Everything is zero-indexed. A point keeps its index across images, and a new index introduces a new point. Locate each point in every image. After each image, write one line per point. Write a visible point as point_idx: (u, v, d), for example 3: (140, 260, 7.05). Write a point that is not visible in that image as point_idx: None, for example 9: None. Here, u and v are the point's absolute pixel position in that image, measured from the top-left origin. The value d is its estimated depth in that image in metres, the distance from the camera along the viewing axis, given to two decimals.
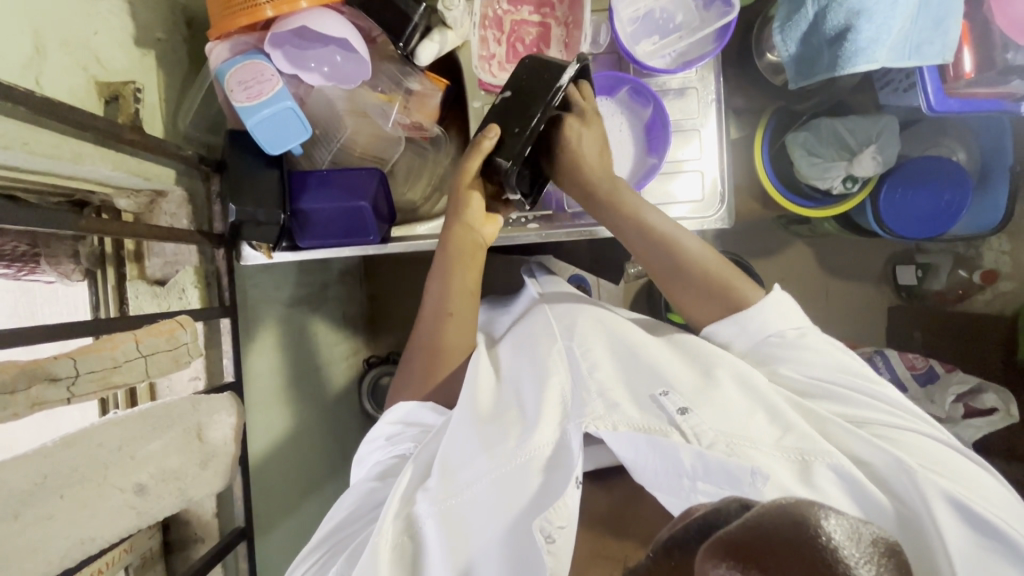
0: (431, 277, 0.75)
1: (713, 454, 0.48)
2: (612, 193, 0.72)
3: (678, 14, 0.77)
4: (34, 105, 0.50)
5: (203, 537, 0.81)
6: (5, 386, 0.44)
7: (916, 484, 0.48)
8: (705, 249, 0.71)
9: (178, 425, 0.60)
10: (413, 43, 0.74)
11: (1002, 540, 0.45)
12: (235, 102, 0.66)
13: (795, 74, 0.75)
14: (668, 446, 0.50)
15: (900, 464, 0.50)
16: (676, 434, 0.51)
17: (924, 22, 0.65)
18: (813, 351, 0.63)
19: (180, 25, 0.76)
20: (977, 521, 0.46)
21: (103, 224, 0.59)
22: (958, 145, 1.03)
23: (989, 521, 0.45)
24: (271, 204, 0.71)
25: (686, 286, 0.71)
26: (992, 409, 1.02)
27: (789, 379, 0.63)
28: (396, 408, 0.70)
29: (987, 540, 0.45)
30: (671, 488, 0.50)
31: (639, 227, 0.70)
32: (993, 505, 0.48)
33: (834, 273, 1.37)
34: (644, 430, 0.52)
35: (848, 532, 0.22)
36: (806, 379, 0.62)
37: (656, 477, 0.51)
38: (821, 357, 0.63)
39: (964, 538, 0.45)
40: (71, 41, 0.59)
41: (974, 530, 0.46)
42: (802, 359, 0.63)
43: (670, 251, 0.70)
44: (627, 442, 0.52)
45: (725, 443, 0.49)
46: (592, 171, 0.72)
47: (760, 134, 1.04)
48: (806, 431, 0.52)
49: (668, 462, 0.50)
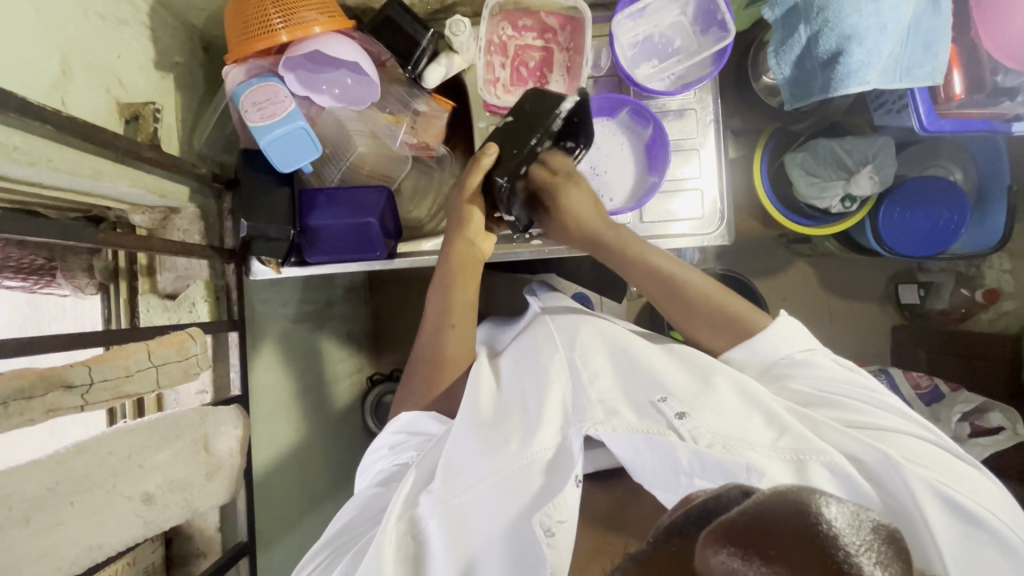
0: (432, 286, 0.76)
1: (711, 451, 0.49)
2: (616, 238, 0.73)
3: (677, 39, 0.80)
4: (59, 123, 0.52)
5: (205, 551, 0.82)
6: (23, 391, 0.45)
7: (904, 477, 0.49)
8: (707, 280, 0.73)
9: (185, 435, 0.61)
10: (421, 66, 0.78)
11: (990, 531, 0.47)
12: (250, 122, 0.69)
13: (789, 95, 0.78)
14: (665, 444, 0.51)
15: (887, 460, 0.50)
16: (673, 434, 0.52)
17: (913, 47, 0.68)
18: (814, 367, 0.64)
19: (197, 50, 0.79)
20: (966, 513, 0.47)
21: (120, 238, 0.61)
22: (955, 166, 1.05)
23: (975, 513, 0.47)
24: (281, 220, 0.73)
25: (696, 316, 0.72)
26: (999, 428, 1.02)
27: (792, 391, 0.64)
28: (397, 419, 0.71)
29: (975, 530, 0.47)
30: (668, 485, 0.51)
31: (645, 267, 0.72)
32: (982, 497, 0.49)
33: (835, 292, 1.38)
34: (643, 430, 0.53)
35: (849, 520, 0.22)
36: (813, 392, 0.63)
37: (654, 475, 0.52)
38: (824, 370, 0.64)
39: (953, 532, 0.47)
40: (96, 64, 0.61)
41: (961, 521, 0.47)
42: (804, 373, 0.64)
43: (674, 289, 0.72)
44: (624, 442, 0.53)
45: (721, 443, 0.50)
46: (594, 224, 0.73)
47: (759, 155, 1.06)
48: (801, 431, 0.53)
49: (665, 459, 0.51)
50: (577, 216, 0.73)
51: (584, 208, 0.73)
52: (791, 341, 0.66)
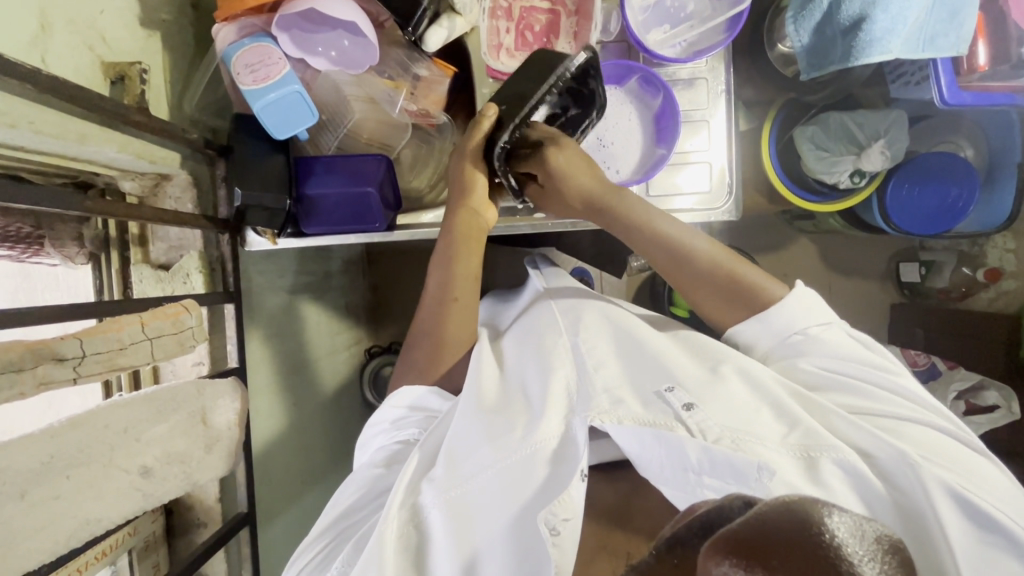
0: (432, 266, 0.75)
1: (720, 449, 0.49)
2: (621, 204, 0.71)
3: (689, 3, 0.76)
4: (41, 82, 0.49)
5: (206, 521, 0.80)
6: (13, 364, 0.43)
7: (920, 479, 0.49)
8: (719, 250, 0.71)
9: (183, 409, 0.59)
10: (422, 29, 0.72)
11: (1003, 533, 0.47)
12: (241, 85, 0.65)
13: (806, 65, 0.75)
14: (673, 440, 0.51)
15: (904, 458, 0.51)
16: (681, 429, 0.52)
17: (940, 12, 0.65)
18: (825, 344, 0.64)
19: (186, 7, 0.74)
20: (980, 515, 0.47)
21: (108, 206, 0.58)
22: (966, 141, 1.03)
23: (992, 517, 0.47)
24: (277, 189, 0.71)
25: (707, 288, 0.70)
26: (993, 407, 1.02)
27: (801, 372, 0.63)
28: (403, 393, 0.70)
29: (989, 534, 0.47)
30: (676, 482, 0.51)
31: (655, 237, 0.71)
32: (997, 498, 0.49)
33: (837, 269, 1.37)
34: (650, 424, 0.53)
35: (851, 529, 0.22)
36: (818, 372, 0.63)
37: (661, 471, 0.52)
38: (834, 346, 0.64)
39: (964, 533, 0.47)
40: (77, 21, 0.58)
41: (976, 524, 0.47)
42: (812, 352, 0.64)
43: (684, 257, 0.71)
44: (632, 437, 0.54)
45: (730, 438, 0.51)
46: (594, 189, 0.72)
47: (768, 125, 1.03)
48: (811, 426, 0.54)
49: (674, 456, 0.51)
50: (573, 180, 0.71)
51: (576, 165, 0.71)
52: (802, 316, 0.65)
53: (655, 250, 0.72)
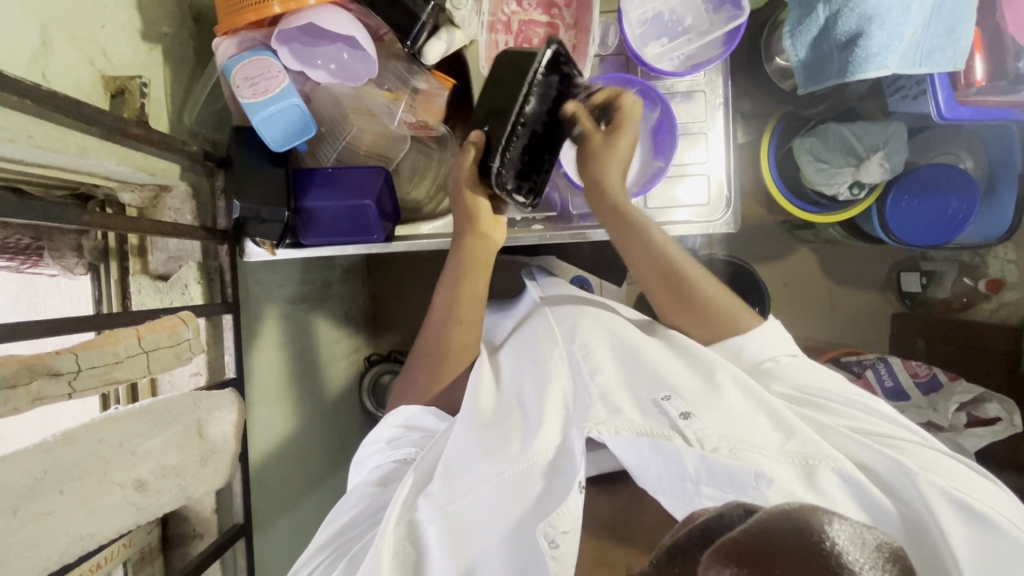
0: (439, 286, 0.75)
1: (718, 459, 0.49)
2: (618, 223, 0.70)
3: (687, 17, 0.76)
4: (38, 98, 0.49)
5: (202, 532, 0.80)
6: (6, 380, 0.43)
7: (914, 483, 0.49)
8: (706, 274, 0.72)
9: (178, 421, 0.59)
10: (420, 42, 0.72)
11: (999, 534, 0.46)
12: (241, 98, 0.66)
13: (803, 79, 0.75)
14: (671, 450, 0.51)
15: (899, 468, 0.51)
16: (678, 438, 0.52)
17: (936, 28, 0.65)
18: (800, 372, 0.65)
19: (187, 20, 0.75)
20: (978, 518, 0.47)
21: (107, 219, 0.58)
22: (965, 152, 1.03)
23: (987, 519, 0.47)
24: (275, 201, 0.71)
25: (690, 315, 0.71)
26: (996, 419, 1.00)
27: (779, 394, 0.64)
28: (399, 412, 0.71)
29: (988, 534, 0.46)
30: (675, 492, 0.51)
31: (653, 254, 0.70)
32: (994, 502, 0.49)
33: (838, 279, 1.37)
34: (648, 434, 0.53)
35: (860, 522, 0.39)
36: (796, 393, 0.64)
37: (660, 481, 0.52)
38: (805, 374, 0.65)
39: (964, 538, 0.47)
40: (78, 36, 0.58)
41: (973, 525, 0.47)
42: (788, 376, 0.65)
43: (679, 278, 0.70)
44: (630, 447, 0.54)
45: (728, 447, 0.51)
46: (615, 194, 0.70)
47: (767, 139, 1.03)
48: (810, 435, 0.53)
49: (672, 467, 0.51)
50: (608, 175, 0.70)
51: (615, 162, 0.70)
52: (770, 345, 0.68)
53: (650, 269, 0.71)
